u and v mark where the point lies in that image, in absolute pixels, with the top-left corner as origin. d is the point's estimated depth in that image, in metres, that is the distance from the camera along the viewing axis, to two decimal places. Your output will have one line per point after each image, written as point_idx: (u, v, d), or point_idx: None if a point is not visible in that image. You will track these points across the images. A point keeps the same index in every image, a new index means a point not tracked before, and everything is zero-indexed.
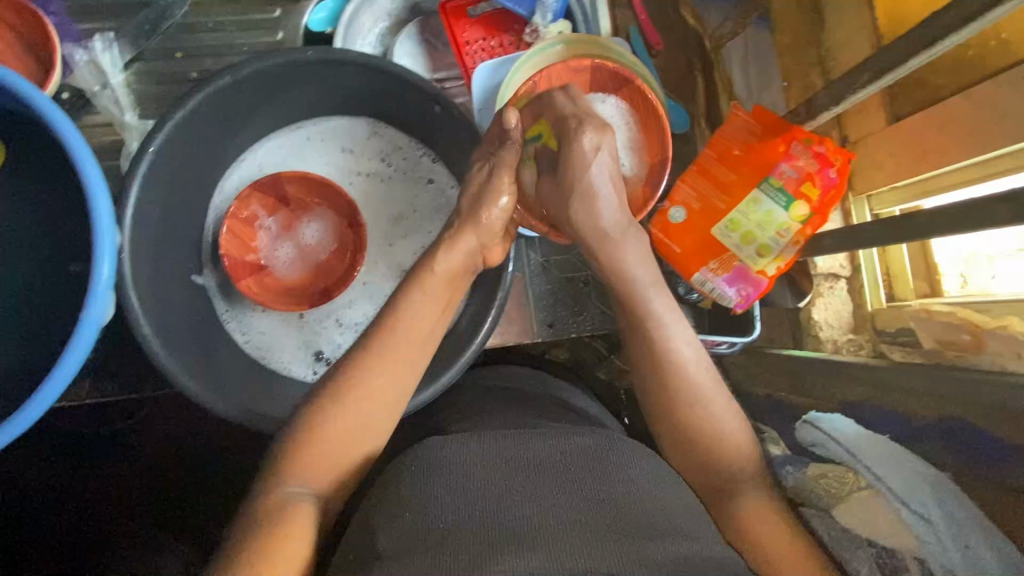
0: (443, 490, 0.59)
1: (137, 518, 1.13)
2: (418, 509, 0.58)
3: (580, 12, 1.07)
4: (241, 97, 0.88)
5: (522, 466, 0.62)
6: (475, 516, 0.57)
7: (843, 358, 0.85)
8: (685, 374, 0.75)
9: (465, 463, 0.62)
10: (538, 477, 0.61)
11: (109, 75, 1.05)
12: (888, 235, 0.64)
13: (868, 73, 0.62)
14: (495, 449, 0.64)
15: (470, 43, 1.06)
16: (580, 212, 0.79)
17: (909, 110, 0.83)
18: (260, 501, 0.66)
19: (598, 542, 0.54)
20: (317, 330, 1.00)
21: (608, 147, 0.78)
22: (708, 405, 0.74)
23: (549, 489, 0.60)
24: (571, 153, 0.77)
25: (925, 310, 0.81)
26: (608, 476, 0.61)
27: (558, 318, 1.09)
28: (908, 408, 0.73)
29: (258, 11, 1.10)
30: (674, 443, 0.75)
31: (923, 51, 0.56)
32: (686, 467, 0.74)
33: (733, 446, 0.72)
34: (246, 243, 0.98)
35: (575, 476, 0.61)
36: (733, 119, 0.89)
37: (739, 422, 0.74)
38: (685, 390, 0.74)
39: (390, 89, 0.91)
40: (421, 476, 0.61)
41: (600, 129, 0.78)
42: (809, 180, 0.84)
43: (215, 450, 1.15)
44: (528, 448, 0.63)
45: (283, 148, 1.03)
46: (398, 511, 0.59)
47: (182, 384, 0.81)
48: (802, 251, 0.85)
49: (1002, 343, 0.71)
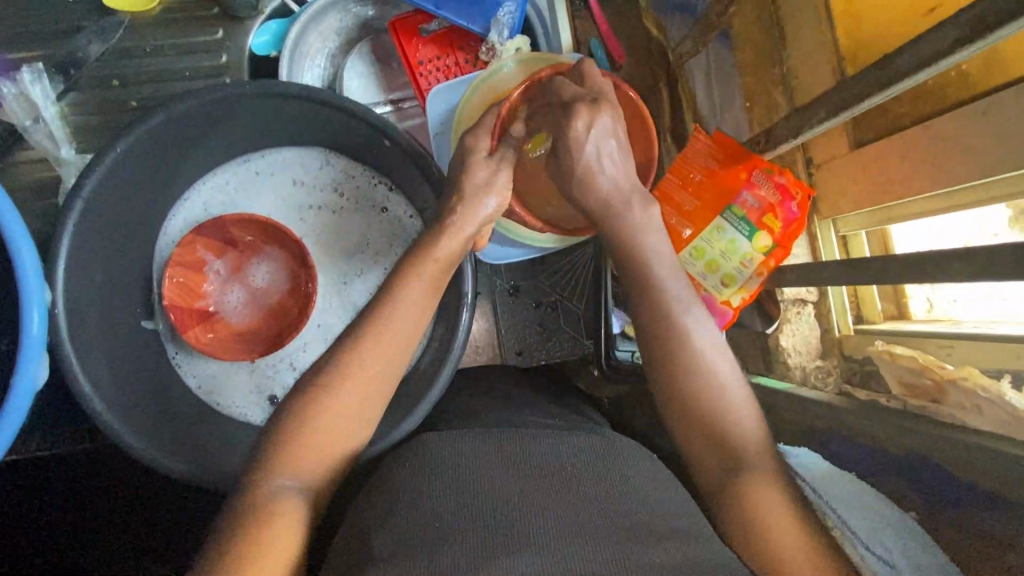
0: (440, 487, 0.58)
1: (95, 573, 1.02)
2: (413, 505, 0.57)
3: (538, 26, 1.03)
4: (178, 134, 0.83)
5: (521, 467, 0.60)
6: (469, 514, 0.55)
7: (808, 392, 0.80)
8: (684, 338, 0.69)
9: (463, 461, 0.61)
10: (537, 479, 0.59)
11: (41, 108, 0.99)
12: (847, 274, 0.61)
13: (825, 109, 0.60)
14: (491, 451, 0.62)
15: (424, 64, 1.02)
16: (581, 190, 0.79)
17: (872, 136, 0.77)
18: (246, 496, 0.64)
19: (595, 541, 0.53)
20: (270, 374, 0.97)
21: (601, 128, 0.78)
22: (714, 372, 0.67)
23: (546, 492, 0.58)
24: (568, 141, 0.79)
25: (887, 351, 0.77)
26: (606, 477, 0.60)
27: (527, 345, 1.07)
28: (876, 441, 0.68)
29: (199, 33, 1.04)
30: (677, 418, 0.68)
31: (879, 93, 0.53)
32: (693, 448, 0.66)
33: (740, 427, 0.65)
34: (192, 290, 0.95)
35: (572, 479, 0.59)
36: (693, 143, 0.87)
37: (748, 399, 0.67)
38: (687, 355, 0.69)
39: (338, 119, 0.86)
40: (415, 479, 0.60)
41: (591, 109, 0.78)
42: (770, 212, 0.82)
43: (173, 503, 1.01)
44: (529, 449, 0.63)
45: (229, 183, 0.98)
46: (390, 511, 0.58)
47: (125, 440, 0.77)
48: (767, 282, 0.84)
49: (964, 394, 0.67)
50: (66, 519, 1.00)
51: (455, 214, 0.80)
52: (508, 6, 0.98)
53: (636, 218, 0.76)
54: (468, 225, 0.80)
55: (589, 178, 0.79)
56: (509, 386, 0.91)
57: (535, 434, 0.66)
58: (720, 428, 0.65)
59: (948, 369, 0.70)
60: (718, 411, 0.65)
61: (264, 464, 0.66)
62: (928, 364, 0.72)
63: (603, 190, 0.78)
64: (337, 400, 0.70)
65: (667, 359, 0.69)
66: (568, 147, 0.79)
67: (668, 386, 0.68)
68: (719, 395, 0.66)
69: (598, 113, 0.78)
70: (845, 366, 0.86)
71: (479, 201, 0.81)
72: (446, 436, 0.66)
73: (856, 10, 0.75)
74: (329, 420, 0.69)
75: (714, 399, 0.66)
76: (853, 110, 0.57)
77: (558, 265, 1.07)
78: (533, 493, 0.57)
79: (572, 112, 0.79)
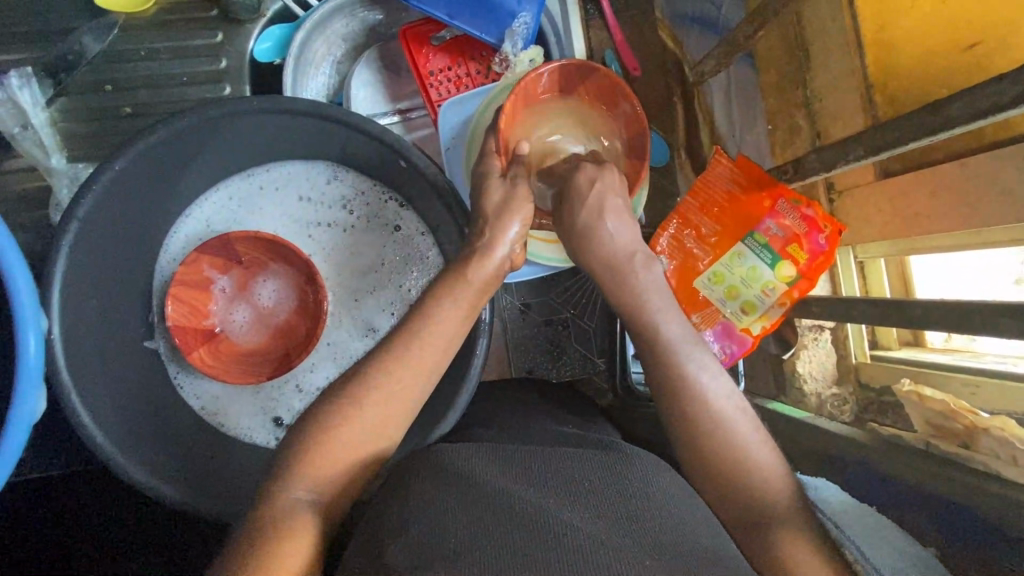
0: (457, 505, 0.56)
1: None
2: (428, 522, 0.55)
3: (552, 34, 0.99)
4: (180, 148, 0.80)
5: (539, 483, 0.59)
6: (486, 531, 0.53)
7: (832, 423, 0.78)
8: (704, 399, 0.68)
9: (479, 477, 0.59)
10: (558, 493, 0.57)
11: (29, 115, 0.94)
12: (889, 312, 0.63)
13: (865, 149, 0.63)
14: (507, 470, 0.61)
15: (435, 74, 0.98)
16: (589, 250, 0.79)
17: (899, 167, 0.79)
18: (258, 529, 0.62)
19: (619, 561, 0.50)
20: (276, 395, 0.94)
21: (604, 181, 0.82)
22: (733, 425, 0.66)
23: (564, 505, 0.56)
24: (572, 190, 0.82)
25: (916, 392, 0.76)
26: (629, 487, 0.58)
27: (537, 364, 1.06)
28: (893, 471, 0.65)
29: (198, 36, 0.99)
30: (704, 473, 0.66)
31: (925, 137, 0.56)
32: (720, 500, 0.65)
33: (762, 477, 0.63)
34: (196, 310, 0.91)
35: (594, 489, 0.58)
36: (715, 165, 0.87)
37: (768, 446, 0.66)
38: (707, 415, 0.67)
39: (348, 137, 0.83)
40: (430, 501, 0.58)
41: (598, 166, 0.83)
42: (795, 242, 0.82)
43: (163, 524, 0.96)
44: (547, 467, 0.61)
45: (231, 198, 0.94)
46: (401, 533, 0.55)
47: (127, 472, 0.74)
48: (789, 312, 0.84)
49: (995, 442, 0.65)
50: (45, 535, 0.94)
51: (483, 239, 0.79)
52: (523, 16, 0.94)
53: (642, 280, 0.77)
54: (491, 265, 0.77)
55: (593, 232, 0.79)
56: (522, 403, 0.89)
57: (549, 454, 0.64)
58: (745, 474, 0.64)
59: (980, 416, 0.68)
60: (737, 459, 0.65)
61: (275, 503, 0.64)
62: (960, 408, 0.70)
63: (606, 250, 0.78)
64: (352, 433, 0.68)
65: (679, 412, 0.68)
66: (574, 194, 0.82)
67: (684, 439, 0.67)
68: (741, 444, 0.65)
69: (604, 172, 0.83)
70: (862, 394, 0.87)
71: (504, 224, 0.79)
72: (453, 449, 0.66)
73: (888, 38, 0.76)
74: (345, 454, 0.68)
75: (737, 450, 0.65)
76: (894, 149, 0.59)
77: (569, 281, 1.05)
78: (559, 508, 0.55)
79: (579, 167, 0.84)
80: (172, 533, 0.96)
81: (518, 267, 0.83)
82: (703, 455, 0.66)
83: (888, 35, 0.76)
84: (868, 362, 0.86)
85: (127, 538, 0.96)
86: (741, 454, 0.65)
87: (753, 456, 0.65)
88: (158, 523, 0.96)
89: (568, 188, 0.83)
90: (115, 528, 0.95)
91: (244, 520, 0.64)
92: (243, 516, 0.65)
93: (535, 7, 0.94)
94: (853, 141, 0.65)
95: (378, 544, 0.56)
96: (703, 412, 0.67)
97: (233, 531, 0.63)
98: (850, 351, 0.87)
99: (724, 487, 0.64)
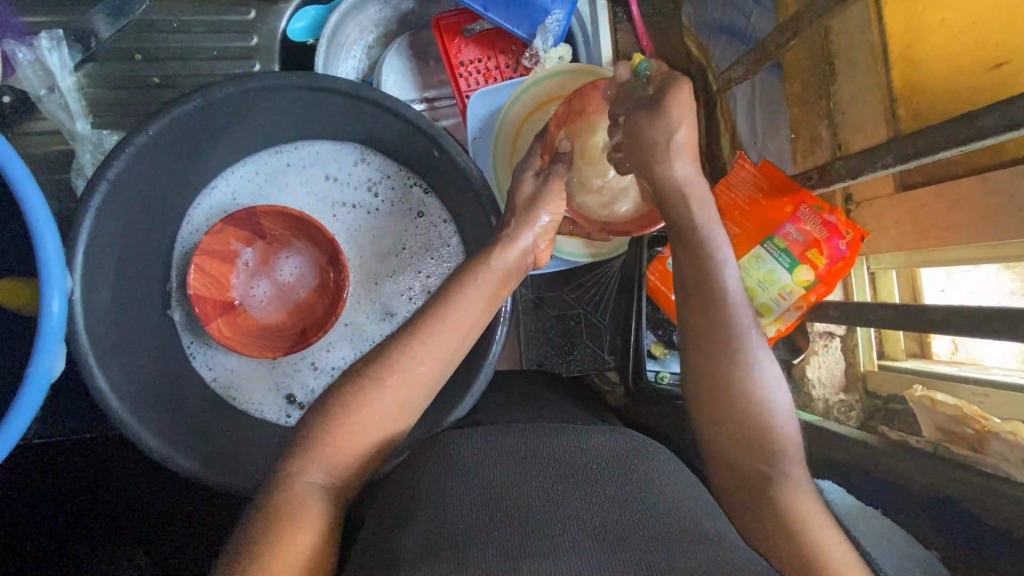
0: (483, 486, 0.57)
1: (77, 549, 0.94)
2: (453, 500, 0.56)
3: (581, 34, 1.02)
4: (213, 120, 0.80)
5: (563, 470, 0.59)
6: (510, 512, 0.54)
7: (839, 426, 0.79)
8: (743, 370, 0.70)
9: (503, 460, 0.60)
10: (578, 480, 0.58)
11: (57, 77, 0.94)
12: (909, 320, 0.66)
13: (894, 157, 0.65)
14: (530, 453, 0.62)
15: (466, 65, 0.99)
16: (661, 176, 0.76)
17: (918, 180, 0.83)
18: (276, 496, 0.62)
19: (643, 543, 0.51)
20: (293, 371, 0.93)
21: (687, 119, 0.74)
22: (765, 402, 0.69)
23: (584, 494, 0.57)
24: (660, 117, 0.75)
25: (926, 396, 0.78)
26: (647, 480, 0.59)
27: (548, 358, 1.07)
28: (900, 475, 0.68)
29: (231, 11, 0.99)
30: (718, 449, 0.70)
31: (957, 147, 0.58)
32: (728, 479, 0.69)
33: (778, 458, 0.67)
34: (217, 280, 0.91)
35: (617, 475, 0.59)
36: (738, 169, 0.89)
37: (792, 433, 0.69)
38: (743, 391, 0.69)
39: (380, 121, 0.85)
40: (456, 479, 0.59)
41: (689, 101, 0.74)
42: (815, 247, 0.85)
43: (174, 491, 0.96)
44: (570, 451, 0.61)
45: (259, 172, 0.94)
46: (424, 508, 0.56)
47: (140, 438, 0.73)
48: (803, 316, 0.86)
49: (1006, 446, 0.68)
50: (56, 490, 0.93)
51: (508, 229, 0.80)
52: (556, 13, 0.96)
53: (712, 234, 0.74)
54: (512, 252, 0.78)
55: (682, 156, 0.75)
56: (533, 392, 0.90)
57: (566, 432, 0.65)
58: (765, 450, 0.68)
59: (992, 420, 0.71)
60: (761, 427, 0.69)
61: (293, 475, 0.64)
62: (972, 414, 0.73)
63: (679, 185, 0.75)
64: (374, 408, 0.69)
65: (710, 371, 0.71)
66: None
67: (708, 391, 0.71)
68: (771, 422, 0.69)
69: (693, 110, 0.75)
70: (868, 402, 0.88)
71: (534, 215, 0.81)
72: (466, 436, 0.66)
73: (914, 56, 0.83)
74: (365, 430, 0.68)
75: (762, 427, 0.69)
76: (923, 158, 0.62)
77: (584, 277, 1.07)
78: (581, 492, 0.56)
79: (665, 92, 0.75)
80: (182, 500, 0.95)
81: (538, 267, 0.85)
82: (734, 427, 0.69)
83: (915, 52, 0.83)
84: (876, 371, 0.88)
85: (136, 512, 0.95)
86: (763, 432, 0.68)
87: (778, 433, 0.68)
88: (170, 496, 0.96)
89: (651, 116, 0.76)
90: (127, 495, 0.95)
91: (262, 487, 0.64)
92: (261, 486, 0.65)
93: (569, 5, 0.96)
94: (881, 148, 0.67)
95: (402, 517, 0.57)
96: (737, 374, 0.70)
97: (251, 501, 0.64)
98: (859, 360, 0.90)
99: (742, 460, 0.68)
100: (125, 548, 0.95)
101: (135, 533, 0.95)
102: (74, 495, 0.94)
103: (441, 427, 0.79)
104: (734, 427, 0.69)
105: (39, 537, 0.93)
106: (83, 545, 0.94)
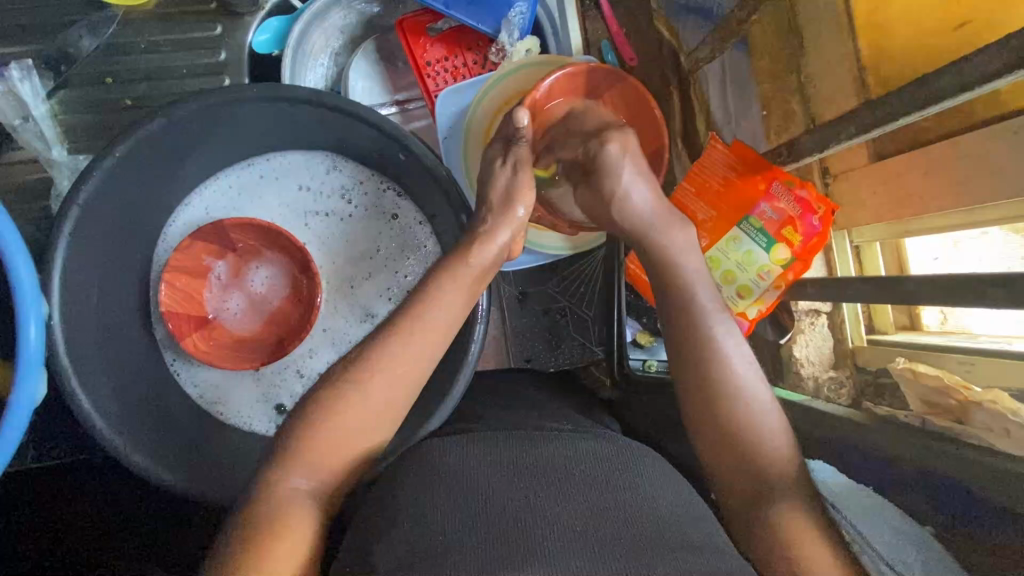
0: (459, 492, 0.57)
1: (89, 564, 0.97)
2: (429, 509, 0.56)
3: (548, 25, 1.00)
4: (181, 137, 0.81)
5: (537, 473, 0.59)
6: (487, 519, 0.54)
7: (825, 405, 0.78)
8: (724, 375, 0.70)
9: (477, 464, 0.60)
10: (550, 485, 0.57)
11: (30, 106, 0.95)
12: (886, 292, 0.64)
13: (859, 126, 0.64)
14: (503, 457, 0.61)
15: (432, 64, 0.99)
16: (620, 215, 0.79)
17: (892, 149, 0.82)
18: (258, 507, 0.62)
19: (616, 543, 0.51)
20: (278, 381, 0.94)
21: (633, 150, 0.80)
22: (750, 404, 0.69)
23: (555, 497, 0.56)
24: (599, 158, 0.79)
25: (909, 369, 0.78)
26: (623, 491, 0.57)
27: (536, 352, 1.07)
28: (887, 450, 0.66)
29: (197, 28, 0.99)
30: (715, 453, 0.69)
31: (917, 112, 0.57)
32: (728, 484, 0.68)
33: (774, 460, 0.66)
34: (190, 296, 0.92)
35: (593, 480, 0.58)
36: (710, 151, 0.88)
37: (786, 435, 0.68)
38: (727, 394, 0.69)
39: (347, 128, 0.84)
40: (433, 484, 0.59)
41: (622, 133, 0.80)
42: (790, 224, 0.83)
43: (177, 503, 0.97)
44: (542, 454, 0.61)
45: (231, 186, 0.95)
46: (400, 516, 0.56)
47: (127, 458, 0.74)
48: (784, 295, 0.85)
49: (990, 416, 0.66)
50: (64, 510, 0.95)
51: (484, 225, 0.79)
52: (519, 6, 0.95)
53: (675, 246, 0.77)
54: (487, 249, 0.77)
55: (627, 198, 0.78)
56: (518, 390, 0.90)
57: (541, 439, 0.64)
58: (756, 448, 0.67)
59: (975, 391, 0.70)
60: (744, 412, 0.68)
61: (275, 484, 0.64)
62: (955, 385, 0.71)
63: (638, 216, 0.78)
64: (351, 415, 0.68)
65: (693, 378, 0.71)
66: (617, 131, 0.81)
67: (690, 395, 0.71)
68: (755, 418, 0.68)
69: (626, 134, 0.81)
70: (859, 377, 0.88)
71: (510, 207, 0.80)
72: (444, 443, 0.66)
73: (879, 21, 0.80)
74: (345, 437, 0.68)
75: (745, 424, 0.68)
76: (886, 126, 0.60)
77: (568, 269, 1.06)
78: (556, 495, 0.56)
79: (604, 137, 0.80)
80: (185, 511, 0.97)
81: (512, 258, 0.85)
82: (725, 432, 0.68)
83: (880, 17, 0.80)
84: (864, 347, 0.87)
85: (144, 525, 0.97)
86: (752, 433, 0.68)
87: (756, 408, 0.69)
88: (174, 509, 0.97)
89: (591, 162, 0.81)
90: (133, 509, 0.97)
91: (244, 500, 0.64)
92: (240, 498, 0.65)
93: None
94: (847, 119, 0.66)
95: (381, 522, 0.57)
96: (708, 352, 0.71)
97: (234, 514, 0.64)
98: (847, 336, 0.89)
99: (738, 464, 0.67)
100: (135, 561, 0.97)
101: (144, 545, 0.97)
102: (82, 513, 0.96)
103: (426, 429, 0.79)
104: (721, 427, 0.69)
105: (53, 555, 0.96)
106: (93, 560, 0.97)
